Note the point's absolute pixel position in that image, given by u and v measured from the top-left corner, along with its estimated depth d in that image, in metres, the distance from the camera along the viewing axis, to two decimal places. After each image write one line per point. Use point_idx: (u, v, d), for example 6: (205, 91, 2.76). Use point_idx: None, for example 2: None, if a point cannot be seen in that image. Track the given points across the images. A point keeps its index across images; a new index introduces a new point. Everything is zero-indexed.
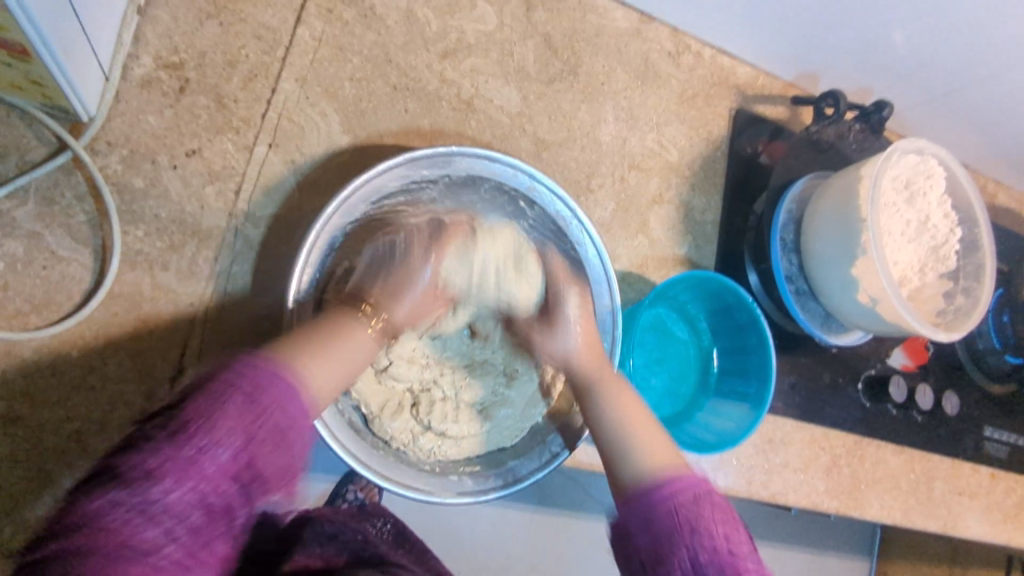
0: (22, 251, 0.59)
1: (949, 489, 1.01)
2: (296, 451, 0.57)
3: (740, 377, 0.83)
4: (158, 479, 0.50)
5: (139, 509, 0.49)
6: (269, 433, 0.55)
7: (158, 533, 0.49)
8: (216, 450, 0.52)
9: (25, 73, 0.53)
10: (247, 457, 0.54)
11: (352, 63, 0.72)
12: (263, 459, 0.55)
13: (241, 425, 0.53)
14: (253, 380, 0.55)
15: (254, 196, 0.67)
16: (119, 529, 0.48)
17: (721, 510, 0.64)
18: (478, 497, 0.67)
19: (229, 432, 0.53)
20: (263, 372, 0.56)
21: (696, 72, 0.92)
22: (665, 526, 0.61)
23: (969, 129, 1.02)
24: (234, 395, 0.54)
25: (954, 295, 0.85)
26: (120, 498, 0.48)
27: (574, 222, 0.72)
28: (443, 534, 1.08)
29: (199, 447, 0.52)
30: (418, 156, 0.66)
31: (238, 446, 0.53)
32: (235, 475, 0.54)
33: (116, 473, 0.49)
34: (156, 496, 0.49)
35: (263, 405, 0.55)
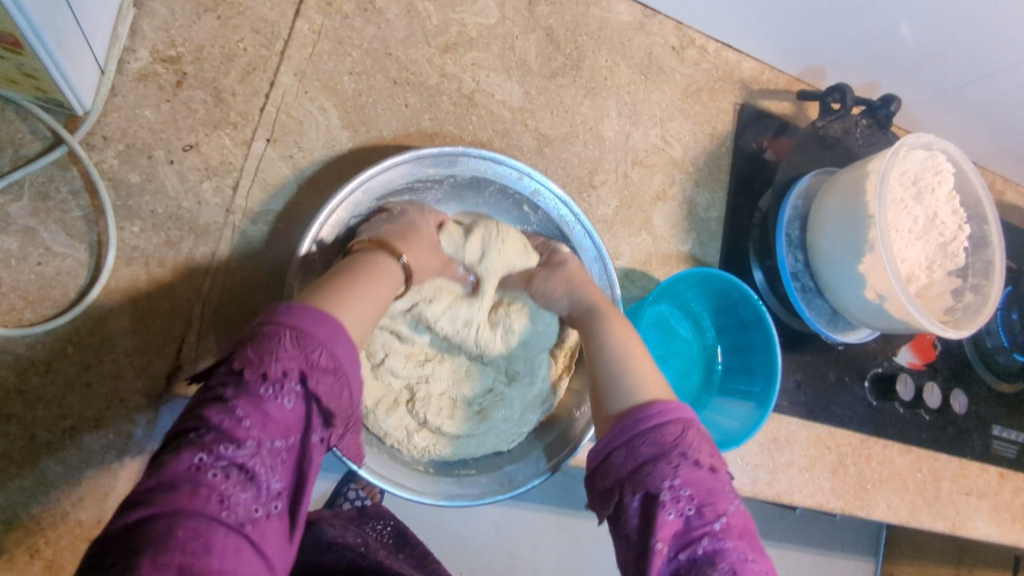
0: (16, 247, 0.58)
1: (957, 489, 0.99)
2: (351, 388, 0.51)
3: (745, 376, 0.82)
4: (237, 440, 0.45)
5: (240, 465, 0.45)
6: (331, 371, 0.49)
7: (254, 488, 0.45)
8: (290, 387, 0.48)
9: (18, 66, 0.52)
10: (312, 398, 0.49)
11: (352, 56, 0.72)
12: (324, 398, 0.50)
13: (300, 364, 0.48)
14: (303, 319, 0.49)
15: (251, 192, 0.66)
16: (225, 488, 0.44)
17: (709, 445, 0.55)
18: (472, 500, 0.66)
19: (293, 366, 0.48)
20: (309, 312, 0.50)
21: (700, 67, 0.91)
22: (654, 447, 0.52)
23: (977, 125, 1.00)
24: (286, 337, 0.48)
25: (962, 292, 0.84)
26: (221, 455, 0.45)
27: (578, 226, 0.74)
28: (444, 534, 1.07)
29: (271, 396, 0.47)
30: (426, 153, 0.66)
31: (298, 382, 0.48)
32: (298, 427, 0.49)
33: (217, 427, 0.45)
34: (243, 449, 0.46)
35: (328, 356, 0.49)
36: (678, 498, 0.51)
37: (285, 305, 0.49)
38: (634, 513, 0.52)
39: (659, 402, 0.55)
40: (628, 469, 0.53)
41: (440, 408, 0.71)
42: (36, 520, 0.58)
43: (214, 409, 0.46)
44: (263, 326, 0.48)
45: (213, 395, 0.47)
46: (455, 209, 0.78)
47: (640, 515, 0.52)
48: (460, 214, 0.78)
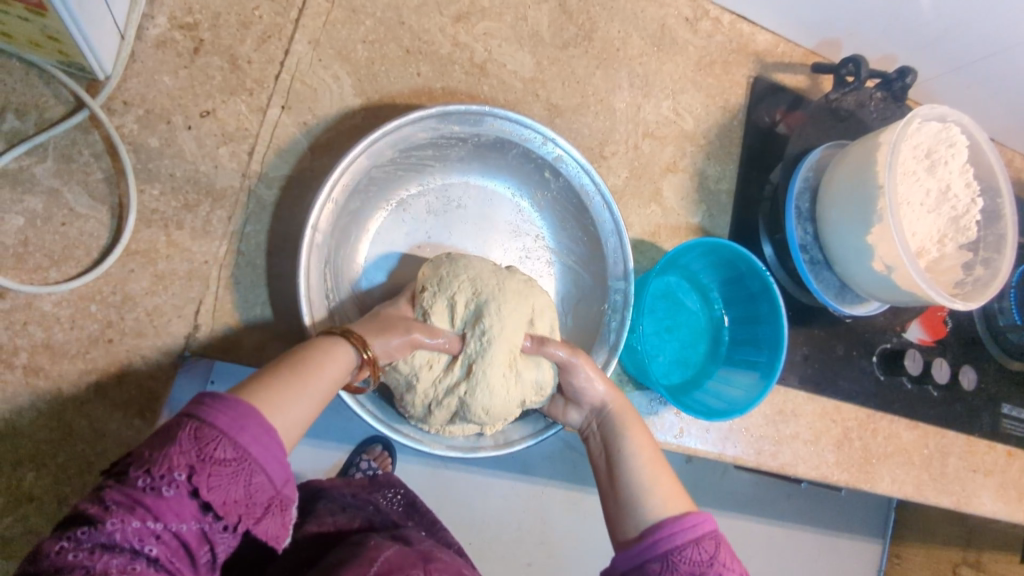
0: (41, 207, 0.60)
1: (963, 466, 1.00)
2: (264, 475, 0.46)
3: (751, 347, 0.83)
4: (101, 522, 0.41)
5: (102, 545, 0.41)
6: (232, 461, 0.45)
7: (124, 561, 0.41)
8: (171, 474, 0.43)
9: (41, 29, 0.54)
10: (202, 485, 0.44)
11: (365, 25, 0.72)
12: (219, 490, 0.44)
13: (192, 458, 0.44)
14: (203, 410, 0.46)
15: (267, 157, 0.67)
16: (87, 565, 0.40)
17: (736, 562, 0.56)
18: (468, 452, 0.70)
19: (181, 458, 0.44)
20: (219, 400, 0.46)
21: (714, 39, 0.90)
22: (688, 565, 0.53)
23: (995, 100, 0.99)
24: (183, 428, 0.45)
25: (973, 266, 0.84)
26: (81, 541, 0.41)
27: (597, 197, 0.75)
28: (453, 505, 1.10)
29: (153, 484, 0.43)
30: (451, 110, 0.68)
31: (189, 478, 0.44)
32: (191, 512, 0.44)
33: (83, 515, 0.42)
34: (113, 529, 0.41)
35: (220, 427, 0.45)
36: None
37: (206, 395, 0.47)
38: None
39: (687, 513, 0.57)
40: None
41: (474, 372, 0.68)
42: (64, 469, 0.60)
43: (88, 497, 0.43)
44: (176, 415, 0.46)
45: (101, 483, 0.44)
46: (479, 171, 0.79)
47: None
48: (483, 178, 0.80)
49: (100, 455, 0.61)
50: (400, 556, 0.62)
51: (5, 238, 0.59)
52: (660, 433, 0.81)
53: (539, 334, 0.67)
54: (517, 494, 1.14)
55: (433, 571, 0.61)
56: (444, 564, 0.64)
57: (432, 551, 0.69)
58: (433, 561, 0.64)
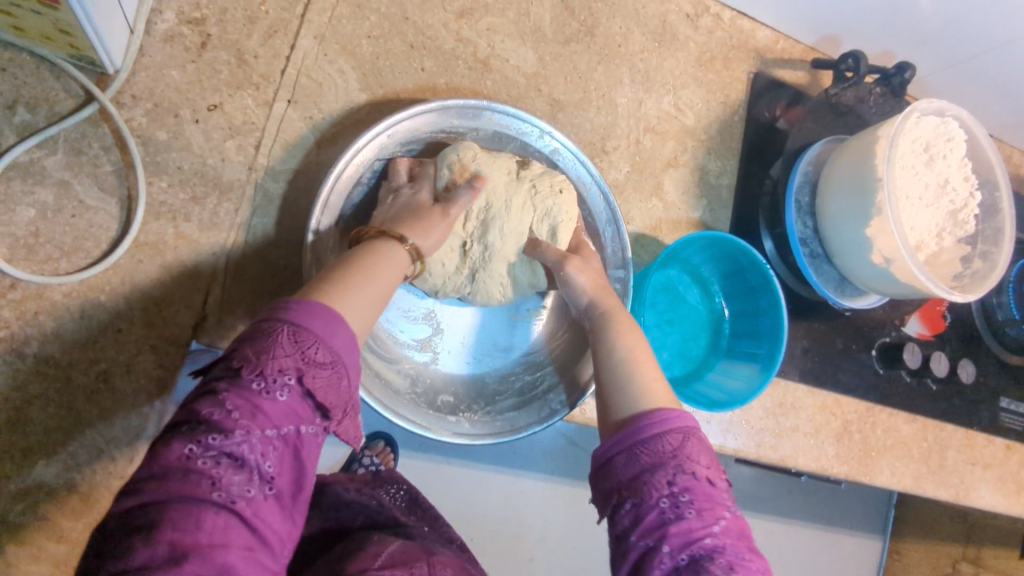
0: (52, 199, 0.61)
1: (962, 459, 1.00)
2: (351, 377, 0.51)
3: (752, 339, 0.84)
4: (228, 430, 0.44)
5: (229, 452, 0.44)
6: (328, 364, 0.49)
7: (249, 465, 0.44)
8: (284, 378, 0.47)
9: (54, 22, 0.55)
10: (307, 386, 0.48)
11: (370, 21, 0.73)
12: (321, 392, 0.49)
13: (295, 361, 0.47)
14: (299, 316, 0.48)
15: (273, 151, 0.68)
16: (214, 474, 0.43)
17: (709, 459, 0.57)
18: (473, 440, 0.71)
19: (291, 363, 0.47)
20: (306, 305, 0.49)
21: (715, 35, 0.91)
22: (652, 457, 0.54)
23: (993, 96, 1.00)
24: (283, 333, 0.47)
25: (971, 260, 0.85)
26: (211, 445, 0.44)
27: (594, 188, 0.77)
28: (455, 500, 1.11)
29: (268, 389, 0.46)
30: (451, 104, 0.70)
31: (295, 378, 0.47)
32: (301, 416, 0.48)
33: (207, 420, 0.44)
34: (241, 437, 0.45)
35: (316, 332, 0.48)
36: (676, 502, 0.53)
37: (289, 299, 0.50)
38: (627, 516, 0.54)
39: (661, 409, 0.58)
40: (627, 472, 0.55)
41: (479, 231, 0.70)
42: (75, 457, 0.61)
43: (206, 403, 0.45)
44: (266, 319, 0.48)
45: (211, 389, 0.46)
46: None
47: (635, 517, 0.53)
48: None
49: (110, 442, 0.62)
50: (404, 550, 0.63)
51: (16, 229, 0.59)
52: None
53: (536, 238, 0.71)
54: (519, 490, 1.15)
55: (437, 564, 0.62)
56: (447, 558, 0.65)
57: (435, 545, 0.70)
58: (436, 555, 0.65)
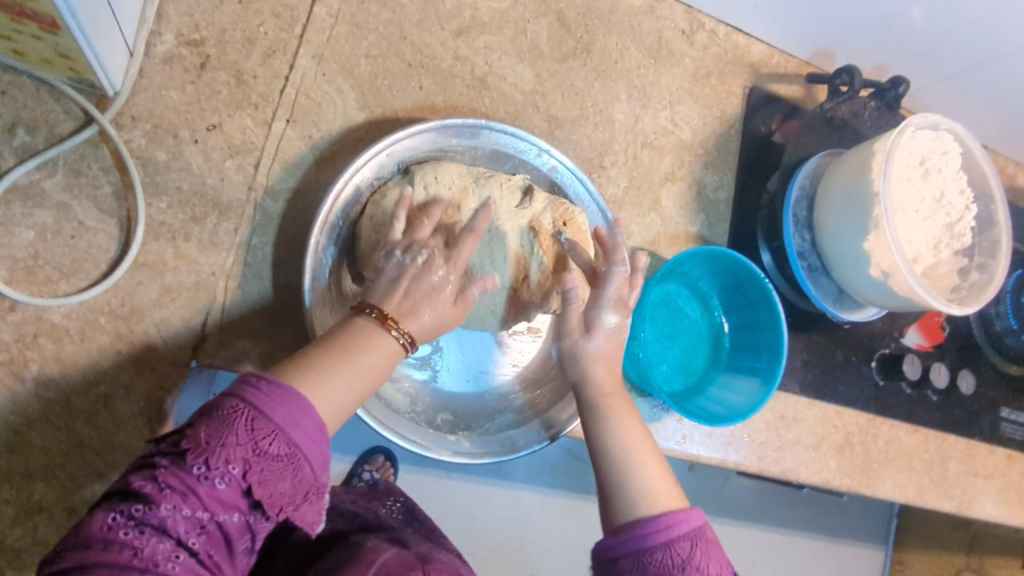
0: (52, 220, 0.61)
1: (964, 470, 1.00)
2: (308, 474, 0.49)
3: (752, 353, 0.84)
4: (155, 503, 0.44)
5: (153, 527, 0.44)
6: (281, 456, 0.48)
7: (171, 544, 0.44)
8: (225, 466, 0.46)
9: (54, 46, 0.55)
10: (253, 477, 0.47)
11: (368, 40, 0.74)
12: (269, 483, 0.48)
13: (244, 450, 0.47)
14: (260, 403, 0.48)
15: (273, 170, 0.68)
16: (136, 544, 0.44)
17: (718, 559, 0.57)
18: (471, 459, 0.71)
19: (236, 451, 0.46)
20: (274, 390, 0.49)
21: (710, 50, 0.92)
22: (659, 567, 0.55)
23: (986, 109, 1.01)
24: (239, 418, 0.47)
25: (968, 271, 0.85)
26: (136, 517, 0.44)
27: (592, 205, 0.77)
28: (456, 513, 1.10)
29: (206, 474, 0.46)
30: (450, 124, 0.70)
31: (240, 469, 0.47)
32: (238, 505, 0.47)
33: (139, 492, 0.45)
34: (166, 514, 0.45)
35: (275, 423, 0.48)
36: None
37: (260, 380, 0.49)
38: None
39: (667, 512, 0.58)
40: None
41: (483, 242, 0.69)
42: (73, 479, 0.60)
43: (143, 474, 0.46)
44: (229, 397, 0.49)
45: (153, 460, 0.47)
46: None
47: None
48: None
49: (109, 465, 0.61)
50: (399, 559, 0.63)
51: (15, 251, 0.60)
52: (663, 438, 0.82)
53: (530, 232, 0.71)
54: (519, 503, 1.14)
55: (433, 573, 0.62)
56: (444, 566, 0.65)
57: (430, 552, 0.70)
58: (433, 563, 0.65)
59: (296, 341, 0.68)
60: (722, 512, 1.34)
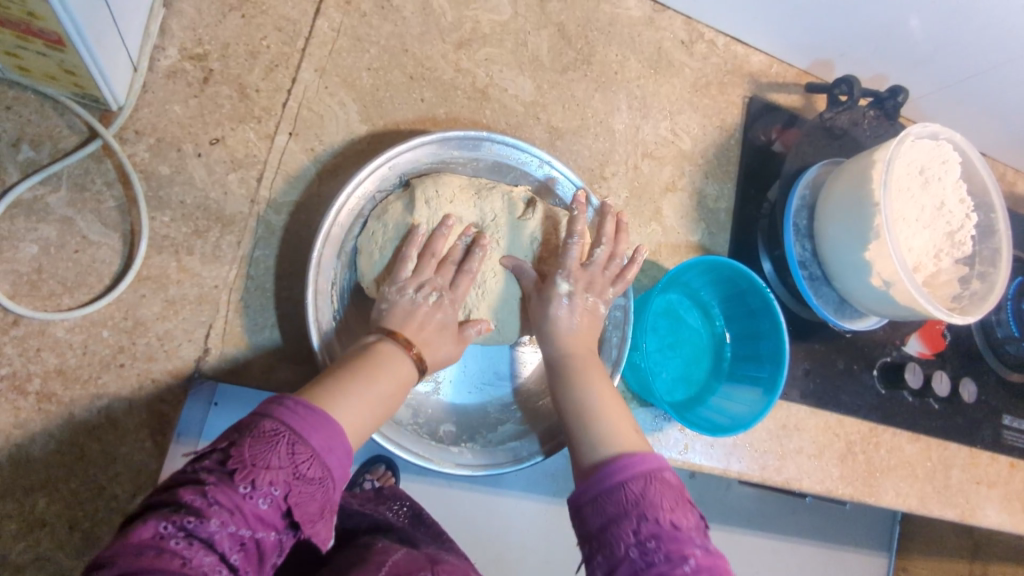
0: (55, 235, 0.61)
1: (967, 478, 1.00)
2: (334, 496, 0.51)
3: (754, 363, 0.84)
4: (206, 518, 0.44)
5: (201, 540, 0.44)
6: (317, 479, 0.49)
7: (215, 560, 0.44)
8: (269, 487, 0.47)
9: (59, 63, 0.55)
10: (292, 499, 0.48)
11: (370, 53, 0.74)
12: (304, 505, 0.49)
13: (286, 472, 0.48)
14: (300, 424, 0.49)
15: (275, 183, 0.69)
16: (185, 555, 0.43)
17: (677, 497, 0.56)
18: (474, 471, 0.70)
19: (279, 474, 0.48)
20: (311, 412, 0.50)
21: (710, 61, 0.93)
22: (613, 507, 0.55)
23: (984, 118, 1.02)
24: (282, 440, 0.48)
25: (969, 280, 0.85)
26: (185, 529, 0.44)
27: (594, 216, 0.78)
28: (458, 523, 1.09)
29: (252, 494, 0.47)
30: (451, 136, 0.70)
31: (281, 491, 0.48)
32: (276, 525, 0.48)
33: (188, 505, 0.45)
34: (214, 529, 0.45)
35: (313, 446, 0.49)
36: (643, 551, 0.53)
37: (295, 403, 0.51)
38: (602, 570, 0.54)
39: (621, 455, 0.59)
40: (594, 524, 0.55)
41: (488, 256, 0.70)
42: (76, 494, 0.60)
43: (190, 488, 0.46)
44: (269, 416, 0.49)
45: (197, 476, 0.47)
46: None
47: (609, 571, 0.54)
48: None
49: (112, 479, 0.61)
50: (408, 560, 0.62)
51: (19, 265, 0.60)
52: (665, 449, 0.82)
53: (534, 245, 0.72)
54: (522, 512, 1.14)
55: (440, 573, 0.61)
56: (452, 567, 0.64)
57: (439, 554, 0.69)
58: (441, 564, 0.63)
59: (299, 353, 0.68)
60: (723, 521, 1.33)
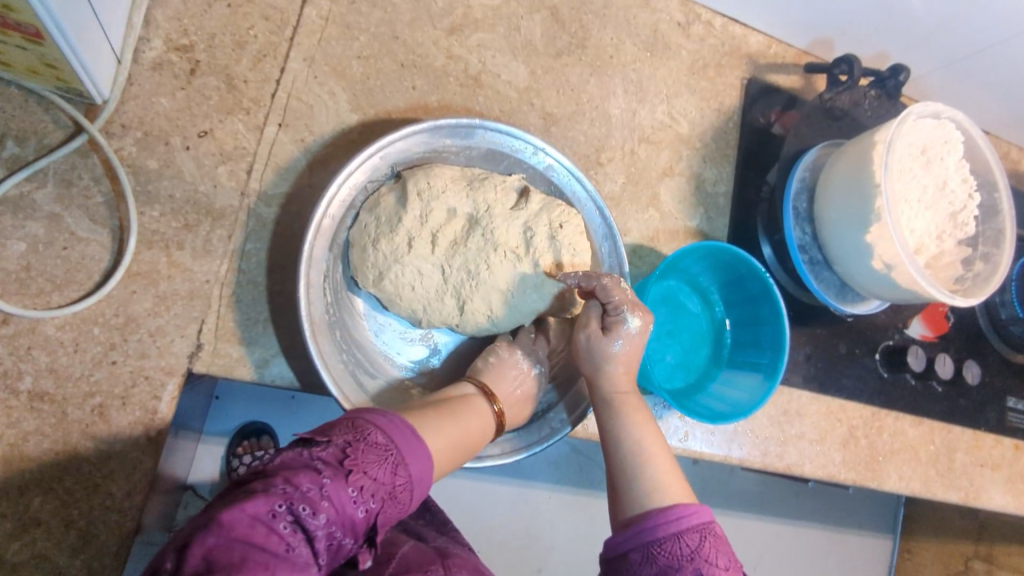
0: (43, 232, 0.60)
1: (971, 461, 0.99)
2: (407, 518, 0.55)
3: (753, 349, 0.83)
4: (316, 508, 0.47)
5: (306, 531, 0.46)
6: (402, 501, 0.53)
7: (311, 553, 0.47)
8: (369, 497, 0.50)
9: (39, 56, 0.54)
10: (381, 514, 0.51)
11: (359, 41, 0.73)
12: (385, 521, 0.52)
13: (385, 487, 0.51)
14: (406, 446, 0.53)
15: (266, 175, 0.68)
16: (293, 542, 0.45)
17: (727, 557, 0.55)
18: (474, 461, 0.69)
19: (381, 488, 0.51)
20: (413, 437, 0.54)
21: (707, 42, 0.91)
22: (666, 559, 0.54)
23: (988, 95, 1.00)
24: (390, 457, 0.52)
25: (972, 261, 0.84)
26: (299, 513, 0.46)
27: (589, 203, 0.76)
28: (461, 512, 1.10)
29: (356, 499, 0.49)
30: (443, 124, 0.69)
31: (376, 503, 0.51)
32: (361, 533, 0.51)
33: (305, 491, 0.47)
34: (320, 525, 0.47)
35: (410, 471, 0.53)
36: None
37: (401, 426, 0.54)
38: None
39: (675, 505, 0.57)
40: (641, 573, 0.54)
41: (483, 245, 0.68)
42: (70, 492, 0.60)
43: (306, 474, 0.48)
44: (376, 429, 0.53)
45: (311, 464, 0.49)
46: None
47: None
48: None
49: (106, 477, 0.61)
50: (417, 553, 0.61)
51: (6, 263, 0.59)
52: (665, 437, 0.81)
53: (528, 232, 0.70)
54: (524, 500, 1.14)
55: (452, 568, 0.60)
56: (463, 561, 0.63)
57: (449, 548, 0.68)
58: (451, 558, 0.63)
59: (294, 347, 0.68)
60: (727, 505, 1.33)
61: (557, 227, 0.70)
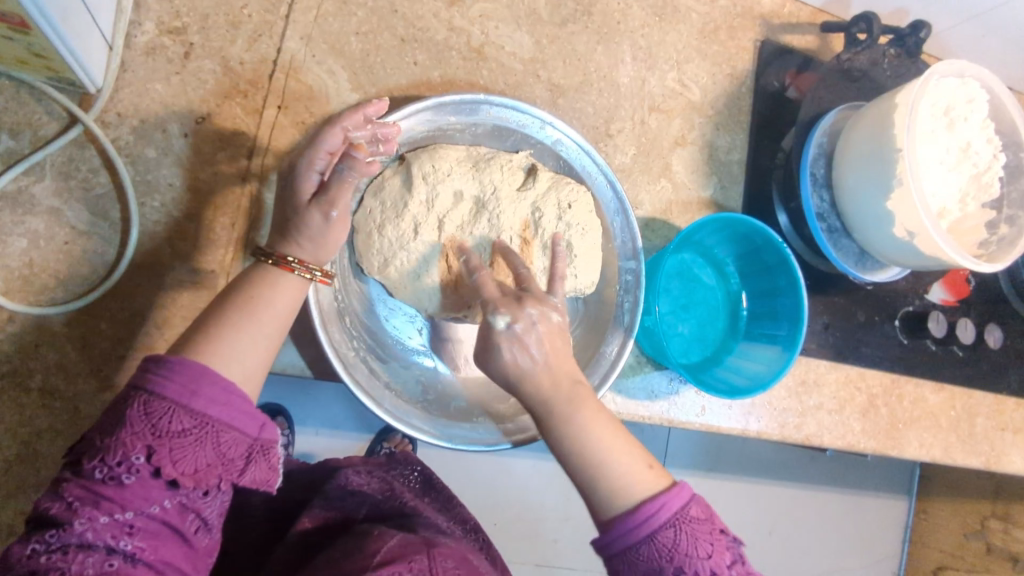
0: (43, 227, 0.59)
1: (992, 425, 0.98)
2: (228, 437, 0.49)
3: (770, 320, 0.81)
4: (69, 522, 0.44)
5: (75, 544, 0.44)
6: (189, 429, 0.47)
7: (102, 555, 0.44)
8: (128, 459, 0.45)
9: (27, 47, 0.52)
10: (163, 460, 0.46)
11: (357, 16, 0.70)
12: (183, 461, 0.47)
13: (144, 435, 0.46)
14: (163, 386, 0.47)
15: (267, 161, 0.66)
16: (61, 564, 0.43)
17: (708, 536, 0.52)
18: (489, 446, 0.68)
19: (136, 440, 0.46)
20: (161, 367, 0.48)
21: (717, 4, 0.87)
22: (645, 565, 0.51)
23: (1014, 49, 0.95)
24: (132, 406, 0.47)
25: (997, 225, 0.81)
26: (52, 540, 0.44)
27: (600, 176, 0.74)
28: (477, 487, 1.11)
29: (112, 475, 0.45)
30: (447, 101, 0.67)
31: (145, 456, 0.46)
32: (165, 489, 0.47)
33: (49, 515, 0.45)
34: (83, 528, 0.44)
35: (168, 399, 0.47)
36: None
37: (147, 365, 0.48)
38: None
39: (642, 500, 0.53)
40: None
41: (490, 233, 0.67)
42: None
43: (47, 497, 0.45)
44: (122, 391, 0.48)
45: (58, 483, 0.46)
46: None
47: None
48: None
49: None
50: (404, 544, 0.60)
51: (9, 261, 0.58)
52: (680, 412, 0.80)
53: (537, 215, 0.68)
54: (540, 472, 1.14)
55: (437, 557, 0.60)
56: (450, 550, 0.62)
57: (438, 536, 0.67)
58: (438, 547, 0.62)
59: (304, 334, 0.67)
60: (741, 471, 1.33)
61: (565, 207, 0.68)
